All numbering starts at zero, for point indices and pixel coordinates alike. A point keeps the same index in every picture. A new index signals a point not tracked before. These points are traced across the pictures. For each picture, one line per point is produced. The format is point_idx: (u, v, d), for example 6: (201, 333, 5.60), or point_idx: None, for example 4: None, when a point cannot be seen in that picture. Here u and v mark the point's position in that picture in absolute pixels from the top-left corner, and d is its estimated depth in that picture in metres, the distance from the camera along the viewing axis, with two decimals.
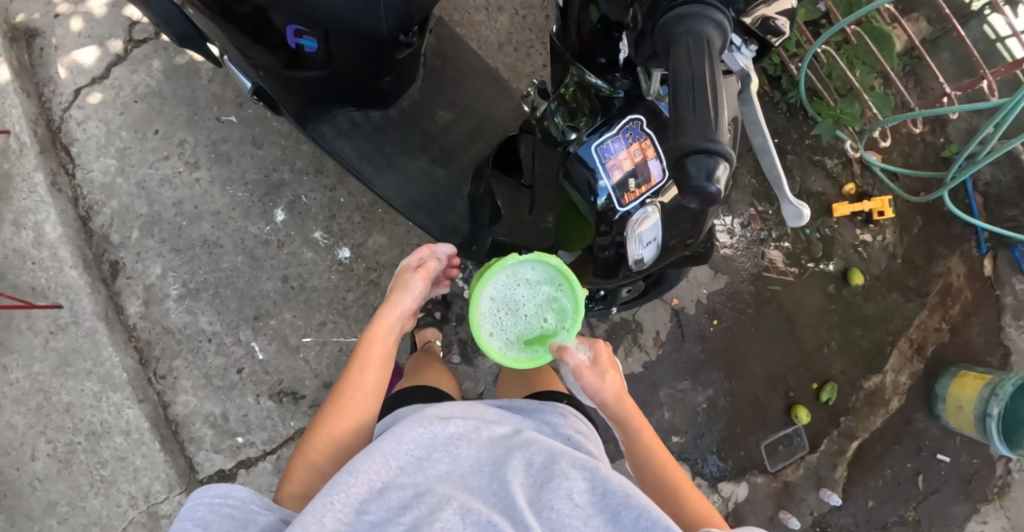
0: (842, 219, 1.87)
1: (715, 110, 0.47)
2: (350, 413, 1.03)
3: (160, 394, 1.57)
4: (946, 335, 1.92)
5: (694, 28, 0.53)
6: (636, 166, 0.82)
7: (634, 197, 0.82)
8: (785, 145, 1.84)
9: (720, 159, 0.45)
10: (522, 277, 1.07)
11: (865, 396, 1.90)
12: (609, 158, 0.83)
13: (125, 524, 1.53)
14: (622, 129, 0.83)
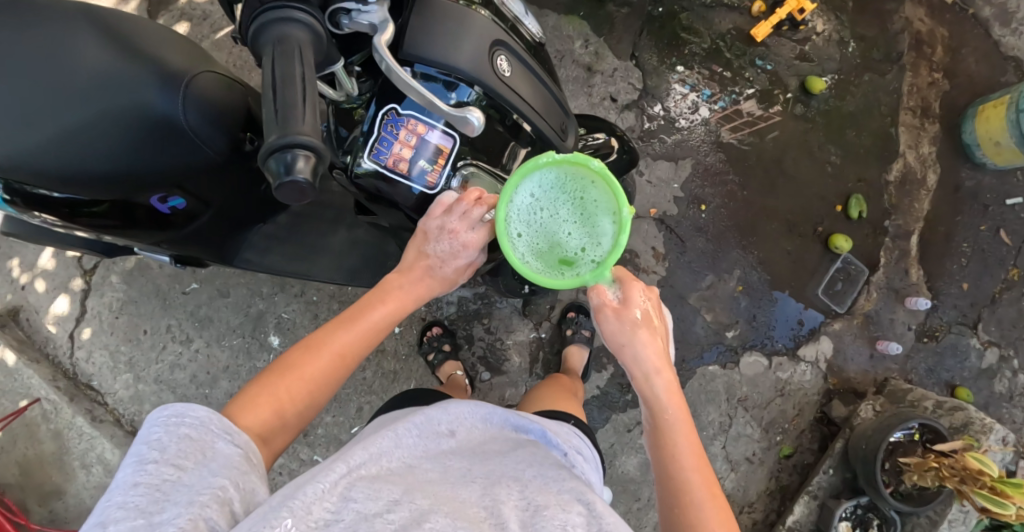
0: (769, 40, 1.74)
1: (296, 106, 0.53)
2: (322, 370, 0.90)
3: None
4: (945, 83, 1.74)
5: (271, 35, 0.58)
6: (417, 148, 0.86)
7: (438, 175, 0.88)
8: (672, 7, 1.73)
9: (301, 153, 0.53)
10: (572, 191, 0.89)
11: (896, 188, 1.75)
12: (388, 158, 0.86)
13: None
14: (382, 124, 0.85)
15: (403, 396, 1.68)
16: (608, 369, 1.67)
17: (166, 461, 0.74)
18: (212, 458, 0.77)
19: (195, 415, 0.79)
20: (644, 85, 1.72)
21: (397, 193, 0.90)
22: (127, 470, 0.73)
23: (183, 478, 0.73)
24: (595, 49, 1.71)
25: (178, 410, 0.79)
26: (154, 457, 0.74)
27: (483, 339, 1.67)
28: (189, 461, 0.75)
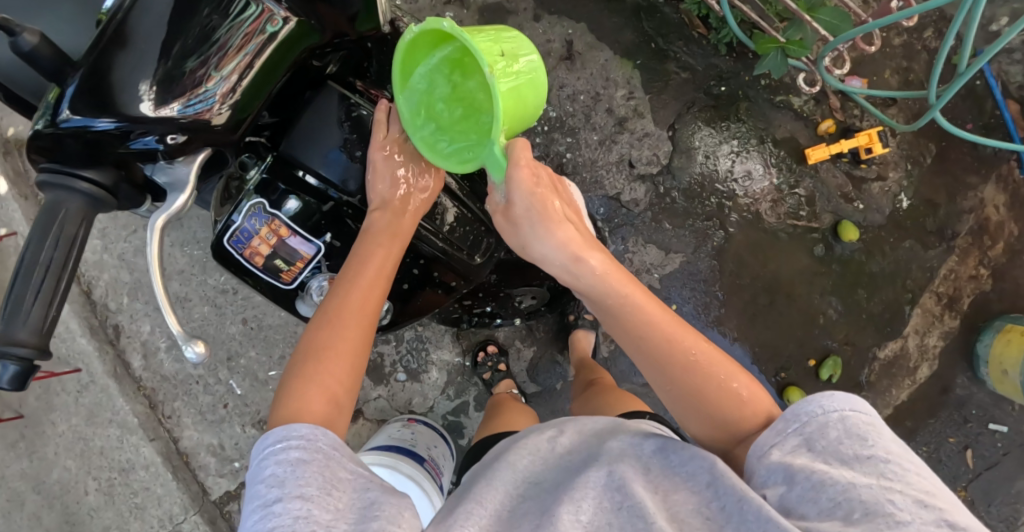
0: (823, 164, 1.59)
1: (24, 302, 0.58)
2: (357, 327, 0.91)
3: (171, 430, 1.77)
4: (988, 282, 1.60)
5: (54, 200, 0.62)
6: (275, 248, 0.89)
7: (293, 275, 0.92)
8: (737, 90, 1.59)
9: (12, 352, 0.58)
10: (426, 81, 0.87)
11: (881, 367, 1.62)
12: (244, 247, 0.87)
13: None
14: (246, 214, 0.87)
15: None
16: None
17: (292, 496, 0.74)
18: (334, 472, 0.78)
19: (290, 439, 0.79)
20: (669, 160, 1.60)
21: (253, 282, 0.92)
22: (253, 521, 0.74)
23: (314, 509, 0.73)
24: (636, 106, 1.59)
25: (279, 437, 0.80)
26: (275, 497, 0.74)
27: (409, 342, 1.64)
28: (317, 489, 0.75)
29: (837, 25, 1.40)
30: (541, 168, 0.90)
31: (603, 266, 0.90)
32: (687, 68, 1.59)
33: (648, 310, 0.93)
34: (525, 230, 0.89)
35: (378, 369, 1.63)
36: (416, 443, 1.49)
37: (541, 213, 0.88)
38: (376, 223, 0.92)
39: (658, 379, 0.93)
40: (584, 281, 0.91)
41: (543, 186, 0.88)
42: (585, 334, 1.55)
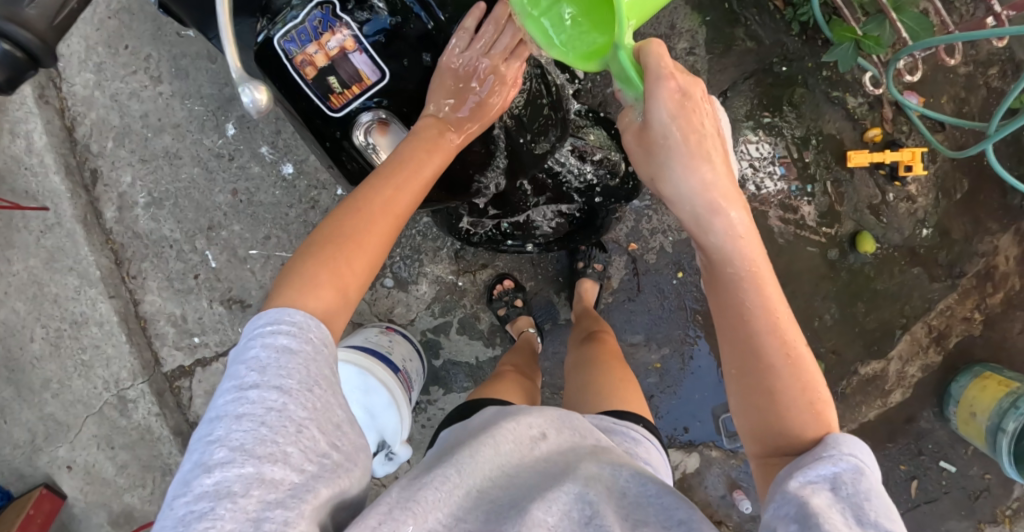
0: (860, 170, 1.55)
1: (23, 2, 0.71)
2: (386, 219, 0.92)
3: (132, 292, 1.66)
4: (978, 326, 1.61)
5: None
6: (337, 61, 0.95)
7: (344, 101, 0.98)
8: (796, 74, 1.53)
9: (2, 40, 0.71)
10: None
11: (859, 383, 1.62)
12: (298, 51, 0.94)
13: (102, 402, 1.63)
14: (307, 18, 0.93)
15: None
16: (496, 351, 1.58)
17: (270, 385, 0.72)
18: (320, 370, 0.76)
19: (286, 325, 0.77)
20: None
21: (298, 101, 0.98)
22: (222, 400, 0.72)
23: (291, 404, 0.71)
24: (694, 64, 1.54)
25: (273, 318, 0.77)
26: (253, 382, 0.72)
27: (404, 249, 1.55)
28: (296, 385, 0.72)
29: (917, 32, 1.38)
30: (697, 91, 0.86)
31: (741, 227, 0.86)
32: (753, 39, 1.53)
33: (766, 292, 0.85)
34: (664, 161, 0.87)
35: None
36: (393, 351, 1.42)
37: (686, 148, 0.85)
38: (422, 134, 1.00)
39: (730, 362, 0.87)
40: (712, 236, 0.87)
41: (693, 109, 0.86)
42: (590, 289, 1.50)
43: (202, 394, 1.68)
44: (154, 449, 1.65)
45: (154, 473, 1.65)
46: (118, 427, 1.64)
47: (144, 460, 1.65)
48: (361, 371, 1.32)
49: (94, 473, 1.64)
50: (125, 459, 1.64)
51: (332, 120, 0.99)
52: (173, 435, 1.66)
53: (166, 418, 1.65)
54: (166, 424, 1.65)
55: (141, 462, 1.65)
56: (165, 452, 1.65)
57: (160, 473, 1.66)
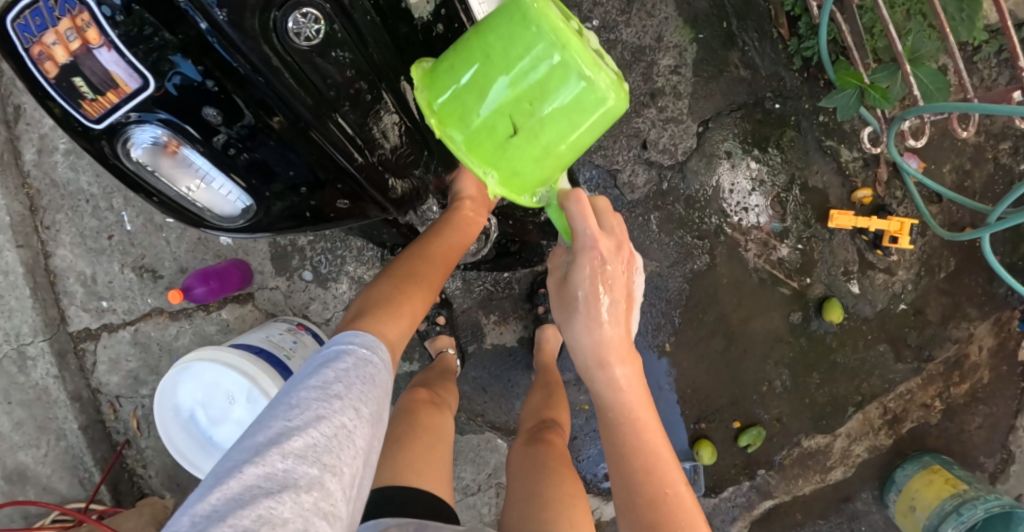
0: (840, 232, 1.40)
1: None
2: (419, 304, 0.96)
3: (44, 243, 1.54)
4: (937, 415, 1.48)
5: None
6: (76, 59, 0.71)
7: (100, 112, 0.74)
8: (789, 114, 1.37)
9: None
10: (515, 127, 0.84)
11: (798, 455, 1.50)
12: (30, 41, 0.70)
13: None
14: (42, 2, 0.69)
15: None
16: (413, 365, 1.48)
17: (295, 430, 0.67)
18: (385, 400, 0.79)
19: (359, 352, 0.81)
20: (685, 158, 1.39)
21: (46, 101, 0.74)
22: (300, 396, 0.71)
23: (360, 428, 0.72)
24: (677, 84, 1.36)
25: (348, 338, 0.83)
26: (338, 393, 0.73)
27: (327, 243, 1.46)
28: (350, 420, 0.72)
29: (931, 91, 1.20)
30: (617, 262, 0.88)
31: (624, 383, 0.89)
32: (748, 68, 1.36)
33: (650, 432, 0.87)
34: (571, 316, 0.90)
35: (284, 258, 1.47)
36: (292, 357, 1.33)
37: (586, 309, 0.88)
38: (456, 218, 1.05)
39: (638, 502, 0.83)
40: (595, 385, 0.91)
41: (608, 275, 0.88)
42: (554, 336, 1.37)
43: (106, 360, 1.60)
44: (48, 411, 1.56)
45: (45, 436, 1.56)
46: (16, 383, 1.54)
47: (39, 421, 1.56)
48: (247, 382, 1.23)
49: None
50: (20, 417, 1.55)
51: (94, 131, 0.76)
52: (70, 400, 1.57)
53: (64, 381, 1.56)
54: (64, 387, 1.56)
55: (35, 422, 1.55)
56: (59, 416, 1.56)
57: (52, 437, 1.57)
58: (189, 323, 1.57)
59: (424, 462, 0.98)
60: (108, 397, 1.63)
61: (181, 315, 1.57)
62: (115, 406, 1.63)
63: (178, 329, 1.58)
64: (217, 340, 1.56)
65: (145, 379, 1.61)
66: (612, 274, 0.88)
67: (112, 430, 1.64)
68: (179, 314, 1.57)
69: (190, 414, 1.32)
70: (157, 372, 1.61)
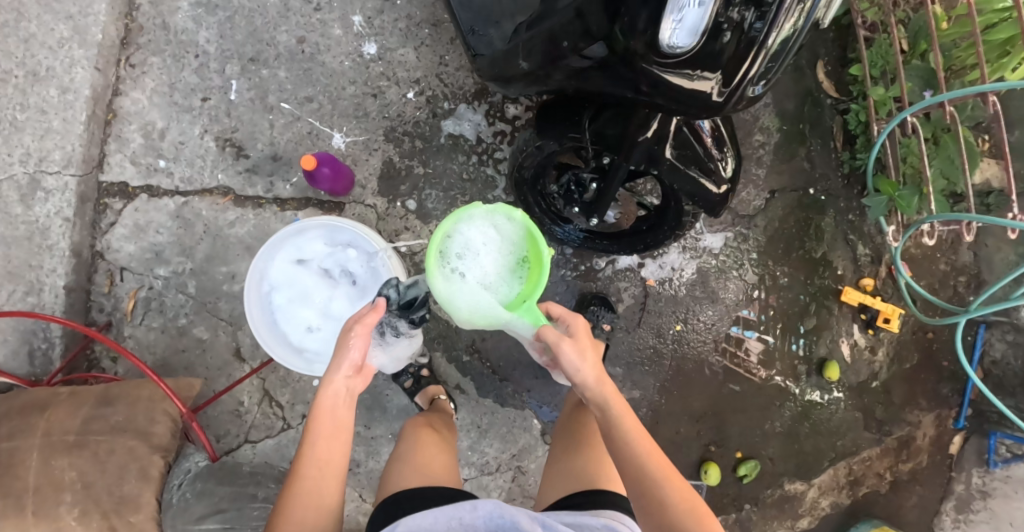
0: (847, 308, 1.71)
1: None
2: (332, 474, 0.93)
3: (119, 80, 1.42)
4: (885, 485, 1.78)
5: None
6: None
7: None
8: (829, 206, 1.69)
9: None
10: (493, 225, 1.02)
11: (779, 497, 1.70)
12: None
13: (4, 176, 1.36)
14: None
15: (346, 134, 1.45)
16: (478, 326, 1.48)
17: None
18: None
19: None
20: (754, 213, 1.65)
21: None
22: None
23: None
24: (762, 154, 1.65)
25: None
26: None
27: (443, 181, 1.46)
28: None
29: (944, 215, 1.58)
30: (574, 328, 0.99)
31: (612, 399, 0.98)
32: (810, 163, 1.68)
33: (618, 403, 0.98)
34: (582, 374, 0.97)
35: (393, 180, 1.45)
36: None
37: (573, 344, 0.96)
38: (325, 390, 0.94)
39: (640, 499, 0.96)
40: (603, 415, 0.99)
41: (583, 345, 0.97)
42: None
43: (128, 226, 1.43)
44: (33, 258, 1.38)
45: (15, 285, 1.38)
46: (6, 214, 1.37)
47: (15, 265, 1.38)
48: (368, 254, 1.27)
49: None
50: None
51: None
52: (68, 251, 1.39)
53: (71, 228, 1.39)
54: (67, 235, 1.38)
55: (6, 266, 1.37)
56: (44, 268, 1.38)
57: (22, 288, 1.38)
58: (251, 213, 1.45)
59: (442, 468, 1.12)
60: (109, 266, 1.43)
61: (247, 203, 1.45)
62: (114, 279, 1.43)
63: (238, 216, 1.45)
64: None
65: (169, 258, 1.44)
66: (585, 352, 0.97)
67: (94, 307, 1.43)
68: (244, 200, 1.45)
69: (270, 288, 1.25)
70: (186, 255, 1.45)
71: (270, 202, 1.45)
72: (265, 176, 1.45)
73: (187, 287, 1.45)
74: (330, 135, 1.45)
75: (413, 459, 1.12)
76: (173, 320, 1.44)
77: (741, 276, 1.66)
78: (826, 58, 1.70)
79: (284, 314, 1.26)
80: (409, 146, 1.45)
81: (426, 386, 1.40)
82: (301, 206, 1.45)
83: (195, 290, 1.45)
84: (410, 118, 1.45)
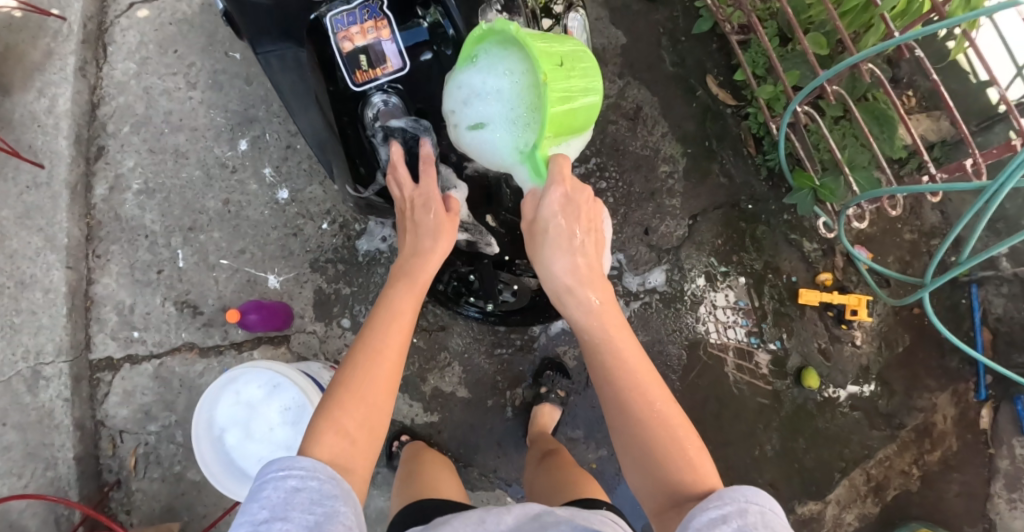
0: (810, 309, 1.66)
1: None
2: (389, 366, 1.04)
3: (90, 270, 1.64)
4: (915, 482, 1.65)
5: None
6: (367, 43, 1.22)
7: (365, 77, 1.24)
8: (760, 213, 1.70)
9: None
10: (494, 72, 1.10)
11: (795, 522, 1.61)
12: (340, 29, 1.20)
13: (12, 372, 1.53)
14: (358, 9, 1.20)
15: (278, 274, 1.62)
16: (432, 416, 1.58)
17: (278, 518, 0.87)
18: (320, 502, 0.91)
19: (306, 468, 0.93)
20: (678, 244, 1.67)
21: (334, 74, 1.25)
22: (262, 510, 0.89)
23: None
24: (672, 185, 1.70)
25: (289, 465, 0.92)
26: (263, 517, 0.88)
27: (368, 295, 1.61)
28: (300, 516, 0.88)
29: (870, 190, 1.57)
30: (569, 222, 1.07)
31: (597, 308, 1.06)
32: (726, 177, 1.72)
33: (613, 327, 1.07)
34: (551, 259, 1.07)
35: (326, 305, 1.61)
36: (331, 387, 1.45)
37: (562, 240, 1.07)
38: (383, 313, 1.08)
39: (627, 446, 1.04)
40: (578, 313, 1.07)
41: (574, 214, 1.08)
42: (551, 409, 1.53)
43: (120, 392, 1.60)
44: (47, 437, 1.53)
45: (35, 464, 1.52)
46: (19, 403, 1.52)
47: (33, 446, 1.52)
48: (298, 393, 1.35)
49: None
50: (9, 439, 1.51)
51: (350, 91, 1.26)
52: (72, 426, 1.55)
53: (72, 406, 1.55)
54: (70, 412, 1.55)
55: (25, 447, 1.51)
56: (56, 443, 1.53)
57: (42, 466, 1.52)
58: (216, 360, 1.62)
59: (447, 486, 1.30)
60: (111, 431, 1.59)
61: (211, 352, 1.62)
62: (116, 441, 1.60)
63: (206, 366, 1.62)
64: None
65: (157, 414, 1.60)
66: (577, 223, 1.08)
67: (104, 468, 1.59)
68: (208, 350, 1.62)
69: (222, 432, 1.39)
70: (170, 408, 1.61)
71: (228, 347, 1.62)
72: (220, 326, 1.62)
73: (177, 436, 1.61)
74: (265, 278, 1.62)
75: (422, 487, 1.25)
76: (169, 469, 1.60)
77: (684, 310, 1.65)
78: (715, 72, 1.76)
79: (239, 452, 1.39)
80: (333, 270, 1.63)
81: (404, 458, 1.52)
82: (256, 345, 1.62)
83: (184, 437, 1.61)
84: (328, 246, 1.63)
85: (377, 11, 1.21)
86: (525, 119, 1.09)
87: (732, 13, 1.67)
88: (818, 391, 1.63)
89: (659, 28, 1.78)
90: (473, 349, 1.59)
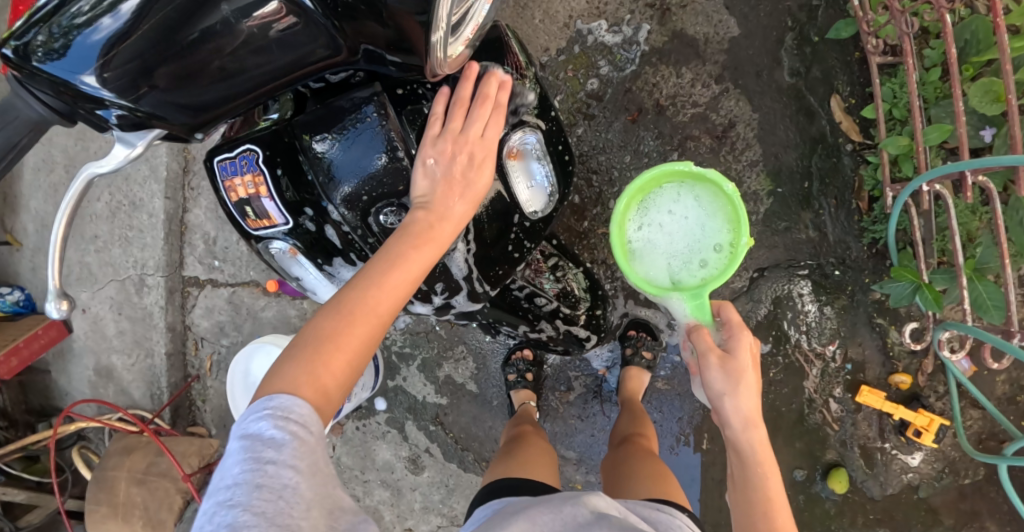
0: (868, 407, 1.43)
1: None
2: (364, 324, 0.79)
3: (186, 199, 1.73)
4: None
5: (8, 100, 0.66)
6: (251, 198, 0.91)
7: (259, 226, 0.94)
8: (847, 283, 1.42)
9: None
10: (682, 196, 1.14)
11: None
12: (226, 177, 0.91)
13: (126, 275, 1.74)
14: (238, 156, 0.88)
15: None
16: (442, 400, 1.67)
17: (284, 463, 0.69)
18: (322, 461, 0.72)
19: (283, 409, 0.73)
20: (733, 296, 1.47)
21: (233, 214, 0.96)
22: (236, 470, 0.68)
23: (301, 485, 0.69)
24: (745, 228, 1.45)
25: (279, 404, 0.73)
26: (270, 457, 0.69)
27: None
28: (306, 464, 0.70)
29: (987, 306, 1.21)
30: (739, 359, 0.98)
31: (760, 450, 0.96)
32: (817, 231, 1.42)
33: (763, 457, 0.96)
34: (720, 389, 0.97)
35: None
36: None
37: (734, 374, 0.97)
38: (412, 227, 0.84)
39: None
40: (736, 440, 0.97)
41: (741, 368, 0.97)
42: (639, 373, 1.47)
43: (202, 307, 1.77)
44: (146, 332, 1.76)
45: (136, 351, 1.77)
46: (130, 301, 1.75)
47: (138, 336, 1.77)
48: None
49: (99, 322, 1.78)
50: (125, 327, 1.77)
51: (253, 236, 0.96)
52: (165, 329, 1.75)
53: (166, 312, 1.75)
54: (164, 317, 1.74)
55: (133, 336, 1.77)
56: (153, 340, 1.76)
57: (141, 352, 1.77)
58: None
59: (542, 458, 1.23)
60: (195, 336, 1.79)
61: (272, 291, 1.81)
62: (198, 346, 1.79)
63: (267, 302, 1.74)
64: (294, 323, 1.73)
65: (229, 332, 1.77)
66: (742, 368, 0.97)
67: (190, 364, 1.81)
68: None
69: (255, 382, 1.52)
70: (238, 330, 1.77)
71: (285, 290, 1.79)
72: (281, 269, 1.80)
73: None
74: None
75: (513, 465, 1.18)
76: None
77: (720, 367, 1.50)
78: (845, 93, 1.38)
79: None
80: None
81: (517, 390, 1.53)
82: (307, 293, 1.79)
83: None
84: None
85: (255, 163, 0.87)
86: (713, 239, 1.11)
87: (883, 28, 1.26)
88: (845, 493, 1.45)
89: (788, 20, 1.40)
90: (491, 355, 1.65)
